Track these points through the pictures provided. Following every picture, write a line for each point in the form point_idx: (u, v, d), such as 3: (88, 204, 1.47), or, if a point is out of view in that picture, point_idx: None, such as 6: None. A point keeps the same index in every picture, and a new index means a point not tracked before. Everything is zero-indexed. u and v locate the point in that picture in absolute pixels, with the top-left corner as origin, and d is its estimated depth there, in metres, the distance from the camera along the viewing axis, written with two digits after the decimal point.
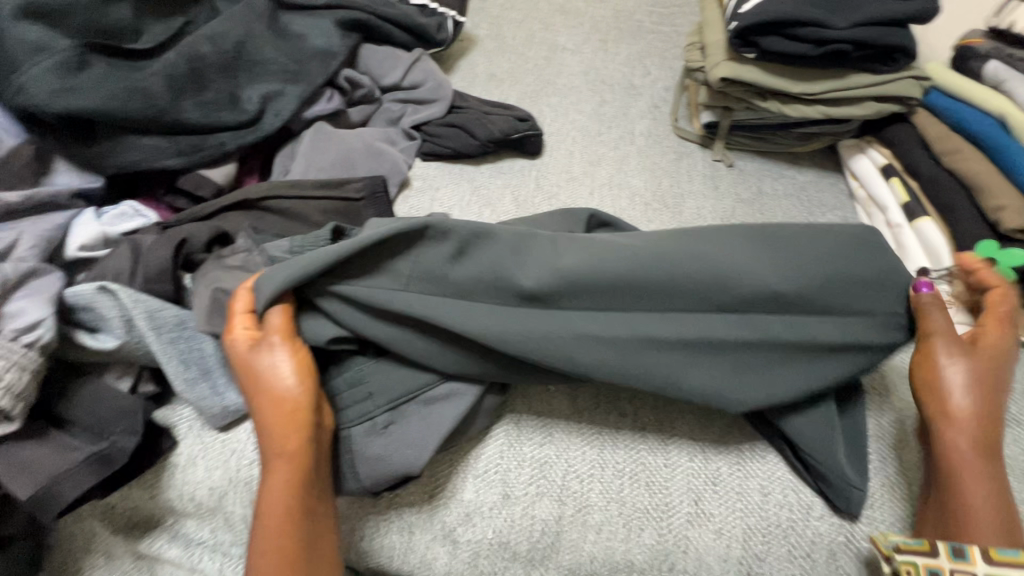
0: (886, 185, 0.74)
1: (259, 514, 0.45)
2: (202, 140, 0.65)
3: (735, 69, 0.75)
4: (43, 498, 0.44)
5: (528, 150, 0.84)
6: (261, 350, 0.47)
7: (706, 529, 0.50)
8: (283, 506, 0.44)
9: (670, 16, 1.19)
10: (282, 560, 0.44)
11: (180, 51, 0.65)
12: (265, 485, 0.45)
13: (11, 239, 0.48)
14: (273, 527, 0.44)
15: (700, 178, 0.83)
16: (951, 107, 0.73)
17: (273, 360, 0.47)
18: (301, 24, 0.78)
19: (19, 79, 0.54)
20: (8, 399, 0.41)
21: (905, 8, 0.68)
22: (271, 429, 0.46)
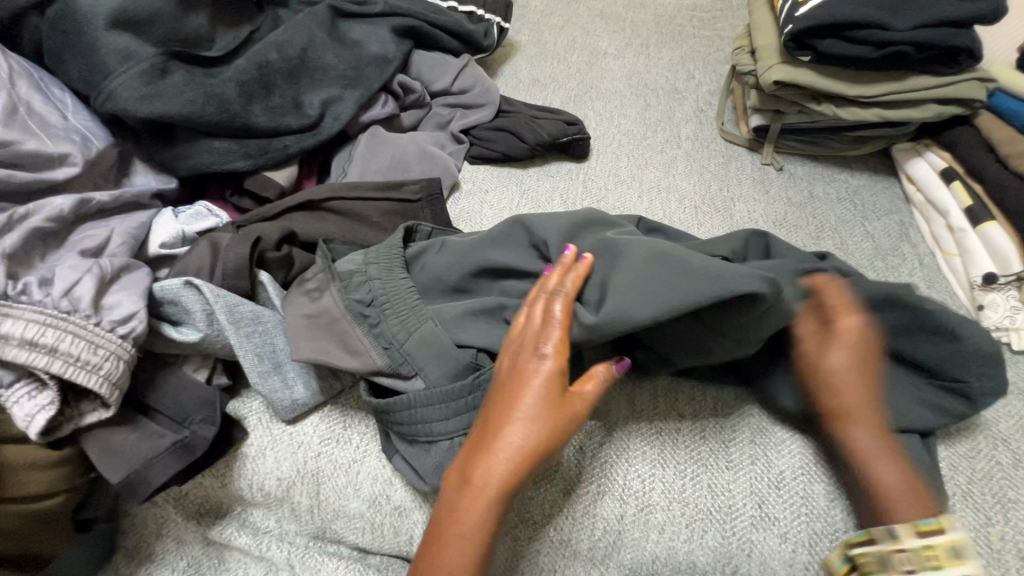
0: (947, 189, 0.73)
1: (446, 517, 0.41)
2: (268, 143, 0.67)
3: (790, 72, 0.74)
4: (132, 481, 0.46)
5: (575, 154, 0.84)
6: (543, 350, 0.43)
7: (771, 533, 0.49)
8: (478, 520, 0.40)
9: (711, 21, 1.19)
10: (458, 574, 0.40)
11: (250, 58, 0.68)
12: (463, 492, 0.41)
13: (103, 235, 0.51)
14: (476, 524, 0.40)
15: (750, 181, 0.82)
16: (1018, 109, 0.72)
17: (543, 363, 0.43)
18: (358, 32, 0.80)
19: (108, 85, 0.57)
20: (107, 387, 0.43)
21: (969, 9, 0.67)
22: (492, 432, 0.42)
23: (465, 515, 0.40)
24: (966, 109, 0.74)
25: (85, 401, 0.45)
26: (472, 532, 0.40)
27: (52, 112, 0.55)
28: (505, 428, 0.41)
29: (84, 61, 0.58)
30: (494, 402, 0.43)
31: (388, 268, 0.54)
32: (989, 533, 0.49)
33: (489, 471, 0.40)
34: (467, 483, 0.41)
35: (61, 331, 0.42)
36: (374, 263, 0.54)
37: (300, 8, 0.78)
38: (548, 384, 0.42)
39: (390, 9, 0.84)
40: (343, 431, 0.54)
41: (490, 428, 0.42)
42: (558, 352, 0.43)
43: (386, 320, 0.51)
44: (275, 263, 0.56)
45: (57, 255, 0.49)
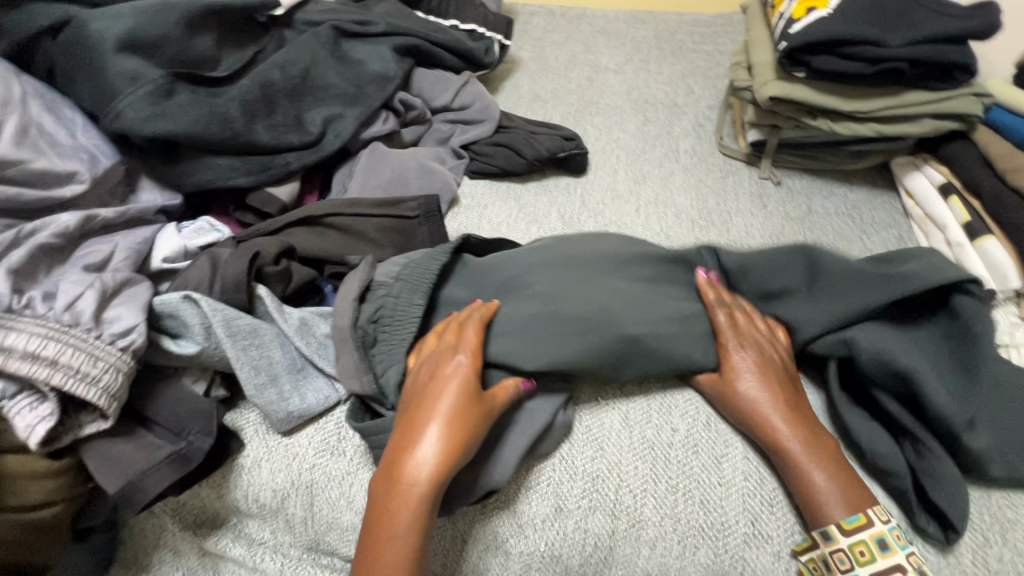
0: (944, 203, 0.73)
1: (374, 507, 0.44)
2: (270, 160, 0.69)
3: (785, 88, 0.75)
4: (129, 491, 0.47)
5: (573, 169, 0.85)
6: (447, 354, 0.51)
7: (764, 550, 0.49)
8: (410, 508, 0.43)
9: (711, 36, 1.20)
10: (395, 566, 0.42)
11: (254, 78, 0.70)
12: (388, 475, 0.44)
13: (107, 251, 0.53)
14: (410, 525, 0.43)
15: (747, 196, 0.83)
16: (1014, 123, 0.72)
17: (454, 363, 0.50)
18: (360, 51, 0.82)
19: (116, 105, 0.59)
20: (105, 398, 0.45)
21: (963, 25, 0.67)
22: (409, 421, 0.47)
23: (397, 518, 0.43)
24: (963, 124, 0.74)
25: (85, 412, 0.46)
26: (405, 532, 0.42)
27: (61, 132, 0.57)
28: (421, 430, 0.45)
29: (93, 83, 0.60)
30: (408, 412, 0.48)
31: (409, 290, 0.56)
32: (990, 558, 0.47)
33: (413, 472, 0.43)
34: (395, 486, 0.44)
35: (62, 344, 0.43)
36: (402, 284, 0.57)
37: (304, 28, 0.81)
38: (460, 388, 0.47)
39: (392, 28, 0.86)
40: (337, 444, 0.55)
41: (405, 435, 0.46)
42: (471, 356, 0.51)
43: (382, 343, 0.55)
44: (273, 277, 0.57)
45: (62, 269, 0.50)
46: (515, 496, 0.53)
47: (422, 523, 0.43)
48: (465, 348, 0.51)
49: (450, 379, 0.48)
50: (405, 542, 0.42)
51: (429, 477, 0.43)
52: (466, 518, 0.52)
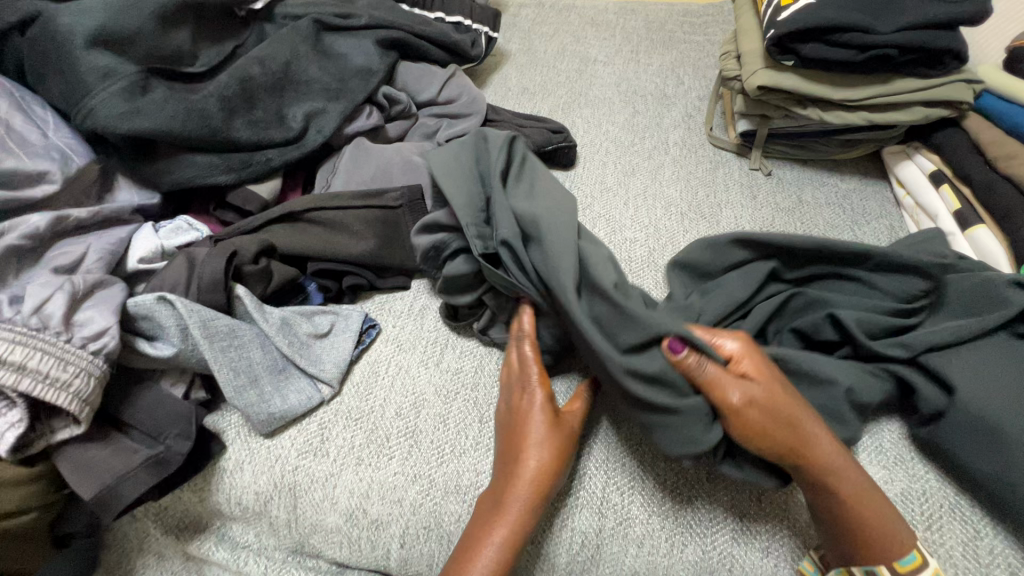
0: (936, 192, 0.72)
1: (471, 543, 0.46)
2: (250, 157, 0.68)
3: (774, 77, 0.74)
4: (105, 497, 0.46)
5: (561, 162, 0.84)
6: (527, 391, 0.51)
7: (752, 547, 0.48)
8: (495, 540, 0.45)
9: (702, 26, 1.18)
10: None
11: (232, 73, 0.68)
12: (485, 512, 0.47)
13: (80, 252, 0.51)
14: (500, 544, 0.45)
15: (737, 187, 0.82)
16: (1004, 110, 0.71)
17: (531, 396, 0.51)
18: (343, 44, 0.81)
19: (87, 102, 0.57)
20: (77, 403, 0.44)
21: (952, 10, 0.66)
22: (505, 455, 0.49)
23: (494, 533, 0.45)
24: (954, 111, 0.73)
25: (57, 418, 0.45)
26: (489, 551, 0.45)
27: (32, 130, 0.55)
28: (526, 451, 0.47)
29: (64, 80, 0.58)
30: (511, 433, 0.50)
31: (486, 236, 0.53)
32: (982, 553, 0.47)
33: (527, 480, 0.46)
34: (501, 503, 0.46)
35: (31, 348, 0.42)
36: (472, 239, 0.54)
37: (285, 22, 0.79)
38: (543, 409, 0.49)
39: (376, 21, 0.84)
40: (320, 444, 0.54)
41: (512, 462, 0.48)
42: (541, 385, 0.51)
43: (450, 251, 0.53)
44: (253, 275, 0.56)
45: (32, 272, 0.49)
46: None
47: (514, 538, 0.45)
48: (539, 378, 0.52)
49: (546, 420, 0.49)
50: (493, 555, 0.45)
51: (534, 476, 0.47)
52: (449, 516, 0.51)
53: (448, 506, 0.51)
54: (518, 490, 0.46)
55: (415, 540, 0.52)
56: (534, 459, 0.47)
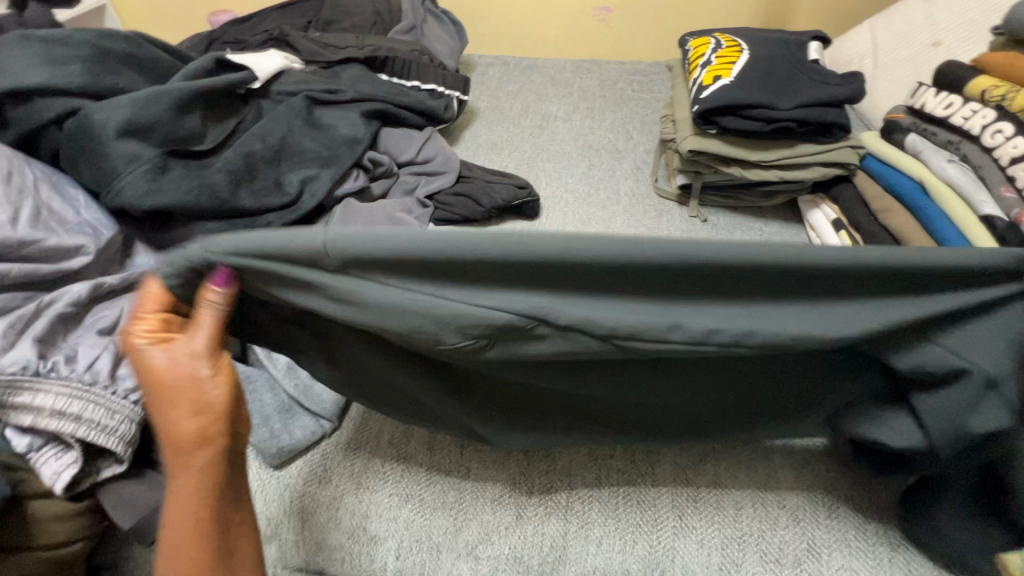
0: (835, 236, 0.86)
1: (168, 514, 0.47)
2: (253, 222, 0.77)
3: (701, 142, 0.88)
4: (141, 527, 0.54)
5: (526, 214, 0.97)
6: (150, 346, 0.44)
7: (689, 540, 0.59)
8: (194, 500, 0.46)
9: (648, 84, 1.34)
10: (194, 566, 0.46)
11: (237, 150, 0.78)
12: (172, 486, 0.46)
13: (114, 315, 0.60)
14: (194, 498, 0.46)
15: (677, 232, 0.95)
16: (880, 170, 0.84)
17: (166, 368, 0.43)
18: (331, 117, 0.92)
19: (117, 184, 0.66)
20: (122, 446, 0.52)
21: (834, 93, 0.83)
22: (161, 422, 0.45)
23: (182, 501, 0.46)
24: (845, 170, 0.88)
25: (102, 459, 0.53)
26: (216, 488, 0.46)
27: (68, 210, 0.65)
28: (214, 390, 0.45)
29: (96, 166, 0.67)
30: (153, 398, 0.45)
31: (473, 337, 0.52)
32: (878, 545, 0.58)
33: (176, 442, 0.45)
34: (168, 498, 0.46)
35: (86, 401, 0.51)
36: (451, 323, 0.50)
37: (280, 98, 0.90)
38: (162, 357, 0.43)
39: (360, 95, 0.96)
40: (323, 472, 0.63)
41: (164, 414, 0.44)
42: (154, 319, 0.45)
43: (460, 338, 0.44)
44: None
45: (76, 334, 0.57)
46: (479, 505, 0.62)
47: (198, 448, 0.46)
48: (157, 313, 0.45)
49: (167, 359, 0.44)
50: (186, 520, 0.46)
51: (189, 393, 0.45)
52: (438, 528, 0.61)
53: (436, 520, 0.61)
54: (175, 450, 0.45)
55: (408, 552, 0.60)
56: (167, 421, 0.44)
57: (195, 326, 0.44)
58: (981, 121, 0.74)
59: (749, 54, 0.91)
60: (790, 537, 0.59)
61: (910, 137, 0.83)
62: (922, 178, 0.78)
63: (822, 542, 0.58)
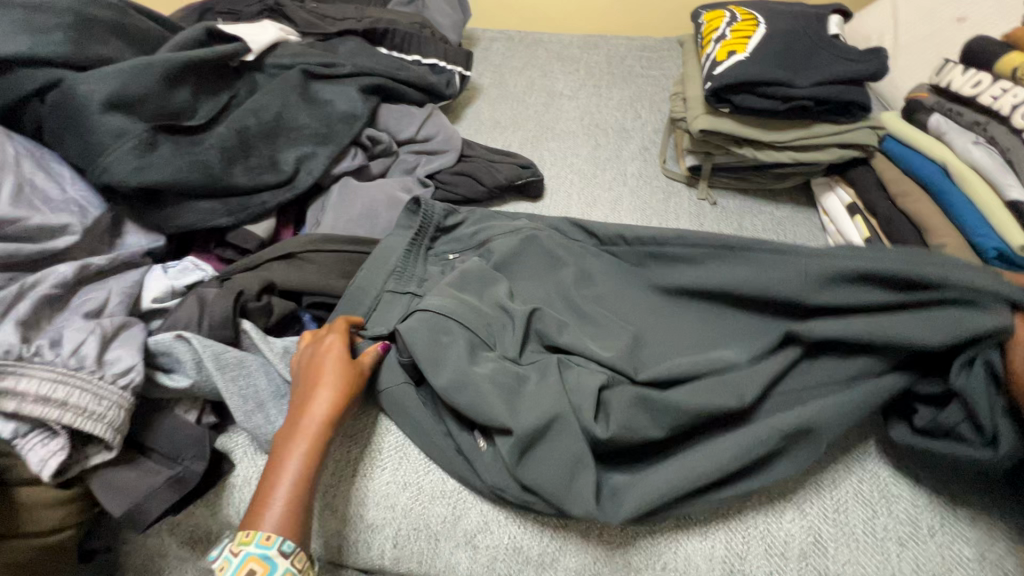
0: (851, 222, 0.82)
1: (264, 484, 0.51)
2: (248, 201, 0.75)
3: (713, 122, 0.84)
4: (133, 515, 0.52)
5: (529, 194, 0.94)
6: (323, 341, 0.60)
7: (691, 532, 0.57)
8: (317, 427, 0.54)
9: (658, 61, 1.29)
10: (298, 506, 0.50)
11: (230, 126, 0.75)
12: (301, 409, 0.55)
13: (102, 298, 0.58)
14: (317, 436, 0.54)
15: (686, 216, 0.92)
16: (900, 152, 0.80)
17: (328, 348, 0.59)
18: (328, 92, 0.88)
19: (103, 161, 0.64)
20: (110, 432, 0.50)
21: (856, 70, 0.79)
22: (305, 394, 0.56)
23: (288, 448, 0.53)
24: (863, 152, 0.84)
25: (90, 445, 0.52)
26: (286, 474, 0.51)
27: (53, 187, 0.62)
28: (309, 411, 0.55)
29: (82, 141, 0.64)
30: (304, 384, 0.57)
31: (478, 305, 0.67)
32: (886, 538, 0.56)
33: (315, 413, 0.54)
34: (293, 428, 0.54)
35: (71, 386, 0.49)
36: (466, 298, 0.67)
37: (275, 72, 0.87)
38: (331, 346, 0.59)
39: (358, 69, 0.92)
40: None
41: (308, 401, 0.55)
42: (336, 332, 0.61)
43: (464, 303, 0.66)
44: (255, 311, 0.63)
45: (62, 317, 0.55)
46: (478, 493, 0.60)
47: (309, 467, 0.52)
48: (340, 329, 0.61)
49: (329, 356, 0.58)
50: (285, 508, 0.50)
51: (320, 429, 0.54)
52: (436, 516, 0.60)
53: (434, 509, 0.60)
54: (309, 404, 0.55)
55: (406, 540, 0.60)
56: (305, 379, 0.58)
57: (331, 351, 0.59)
58: (1011, 100, 0.70)
59: (766, 29, 0.86)
60: (796, 530, 0.57)
61: (934, 117, 0.79)
62: (946, 161, 0.75)
63: (828, 534, 0.57)
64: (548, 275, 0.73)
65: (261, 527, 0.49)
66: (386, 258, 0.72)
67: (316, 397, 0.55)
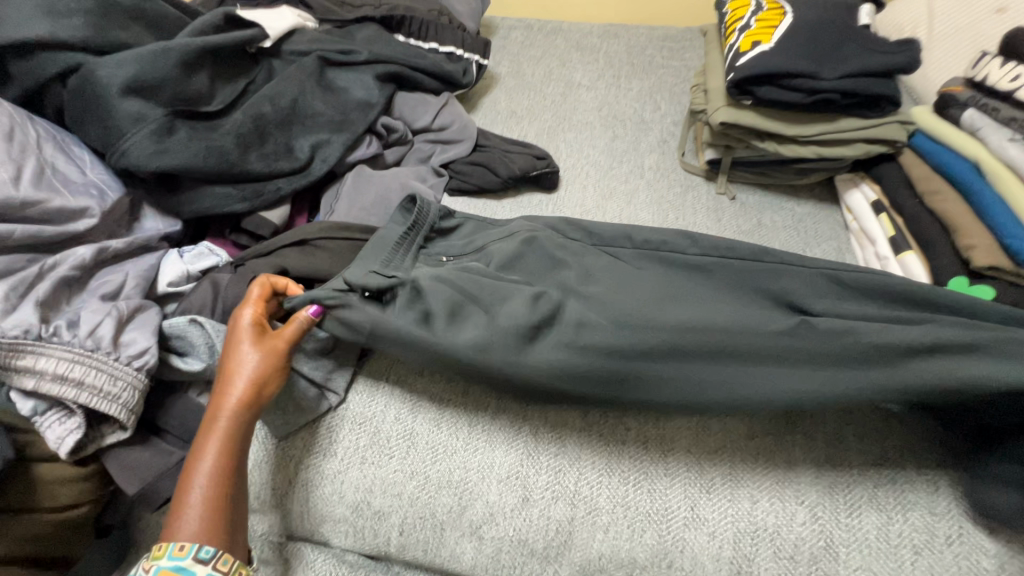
0: (875, 220, 0.80)
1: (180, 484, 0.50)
2: (262, 187, 0.75)
3: (734, 114, 0.82)
4: (146, 493, 0.53)
5: (544, 185, 0.93)
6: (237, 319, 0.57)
7: (700, 531, 0.57)
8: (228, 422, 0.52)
9: (680, 51, 1.26)
10: (214, 504, 0.49)
11: (246, 112, 0.76)
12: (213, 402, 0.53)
13: (119, 280, 0.59)
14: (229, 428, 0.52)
15: (704, 211, 0.90)
16: (931, 148, 0.78)
17: (242, 327, 0.56)
18: (345, 79, 0.88)
19: (122, 145, 0.65)
20: (124, 412, 0.51)
21: (887, 62, 0.76)
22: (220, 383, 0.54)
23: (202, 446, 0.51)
24: (891, 148, 0.81)
25: (106, 425, 0.53)
26: (196, 480, 0.49)
27: (73, 171, 0.63)
28: (222, 402, 0.52)
29: (101, 125, 0.65)
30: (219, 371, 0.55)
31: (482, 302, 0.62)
32: (899, 545, 0.55)
33: (228, 405, 0.52)
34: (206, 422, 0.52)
35: (87, 366, 0.50)
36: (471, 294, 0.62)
37: (292, 59, 0.87)
38: (246, 326, 0.56)
39: (375, 57, 0.92)
40: (328, 446, 0.63)
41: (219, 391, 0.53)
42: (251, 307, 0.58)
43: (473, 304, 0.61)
44: None
45: (80, 299, 0.56)
46: (485, 486, 0.60)
47: (222, 469, 0.50)
48: (254, 302, 0.58)
49: (246, 338, 0.55)
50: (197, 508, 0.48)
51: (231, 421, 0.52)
52: (442, 506, 0.60)
53: (440, 499, 0.60)
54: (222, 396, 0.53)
55: (412, 529, 0.60)
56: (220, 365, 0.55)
57: (243, 331, 0.55)
58: None
59: (792, 18, 0.83)
60: (807, 534, 0.56)
61: (968, 111, 0.75)
62: (980, 158, 0.72)
63: (840, 539, 0.56)
64: (548, 273, 0.68)
65: (177, 536, 0.47)
66: (382, 251, 0.67)
67: (228, 387, 0.53)
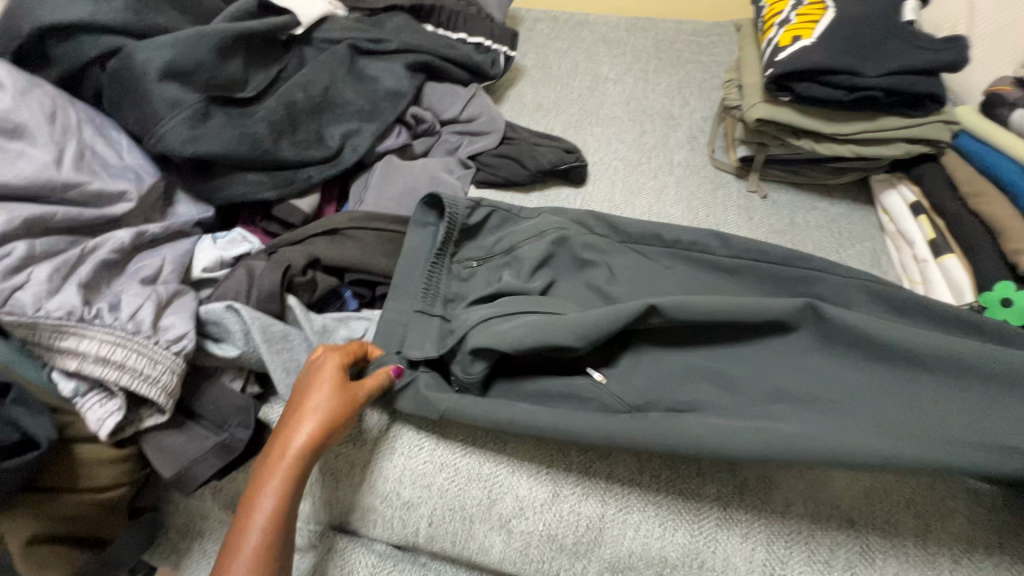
0: (915, 222, 0.78)
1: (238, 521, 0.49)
2: (294, 175, 0.75)
3: (771, 111, 0.81)
4: (182, 477, 0.54)
5: (572, 180, 0.92)
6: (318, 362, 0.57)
7: (733, 533, 0.56)
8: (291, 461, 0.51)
9: (708, 46, 1.24)
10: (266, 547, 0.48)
11: (279, 99, 0.75)
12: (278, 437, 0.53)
13: (156, 265, 0.59)
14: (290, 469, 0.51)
15: (735, 208, 0.88)
16: (978, 150, 0.76)
17: (319, 369, 0.56)
18: (375, 68, 0.88)
19: (159, 130, 0.65)
20: (163, 396, 0.52)
21: (934, 60, 0.74)
22: (287, 421, 0.54)
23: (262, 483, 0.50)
24: (932, 148, 0.80)
25: (144, 407, 0.54)
26: (255, 522, 0.49)
27: (111, 154, 0.63)
28: (288, 442, 0.52)
29: (138, 109, 0.65)
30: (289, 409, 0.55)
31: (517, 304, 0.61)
32: (937, 552, 0.54)
33: (293, 445, 0.52)
34: (271, 458, 0.52)
35: (129, 350, 0.50)
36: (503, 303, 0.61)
37: (323, 46, 0.86)
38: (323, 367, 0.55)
39: (405, 46, 0.91)
40: (359, 435, 0.63)
41: (286, 428, 0.53)
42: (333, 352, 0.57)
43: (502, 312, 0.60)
44: (301, 286, 0.64)
45: (119, 282, 0.57)
46: (516, 479, 0.60)
47: (280, 510, 0.50)
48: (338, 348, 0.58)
49: (321, 378, 0.55)
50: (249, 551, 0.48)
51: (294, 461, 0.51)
52: (472, 499, 0.60)
53: (471, 491, 0.60)
54: (287, 433, 0.52)
55: (441, 521, 0.60)
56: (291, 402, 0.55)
57: (320, 372, 0.55)
58: None
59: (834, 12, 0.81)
60: (842, 539, 0.55)
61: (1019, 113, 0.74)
62: None
63: (876, 545, 0.55)
64: (576, 275, 0.68)
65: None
66: (412, 276, 0.66)
67: (297, 426, 0.52)
